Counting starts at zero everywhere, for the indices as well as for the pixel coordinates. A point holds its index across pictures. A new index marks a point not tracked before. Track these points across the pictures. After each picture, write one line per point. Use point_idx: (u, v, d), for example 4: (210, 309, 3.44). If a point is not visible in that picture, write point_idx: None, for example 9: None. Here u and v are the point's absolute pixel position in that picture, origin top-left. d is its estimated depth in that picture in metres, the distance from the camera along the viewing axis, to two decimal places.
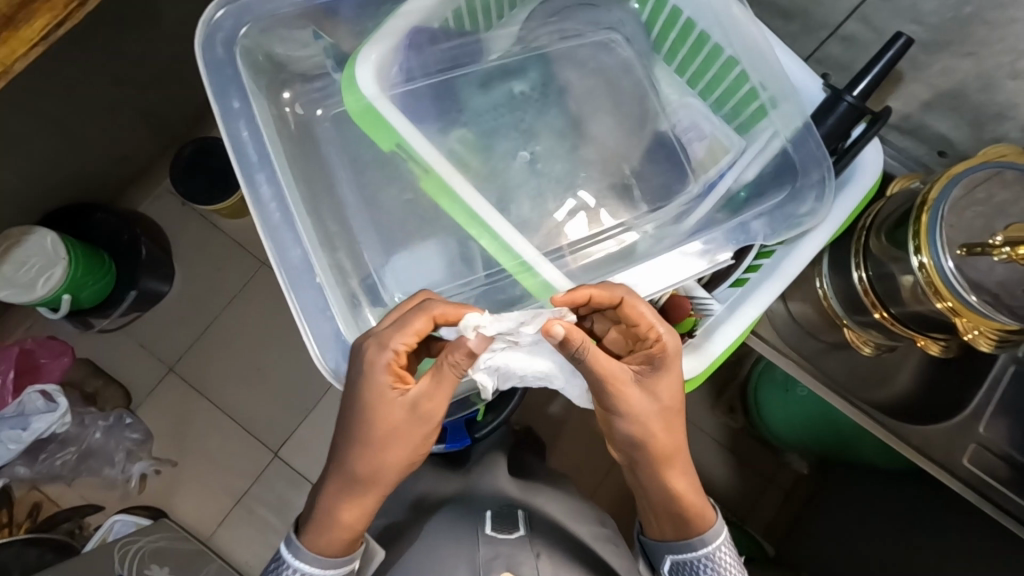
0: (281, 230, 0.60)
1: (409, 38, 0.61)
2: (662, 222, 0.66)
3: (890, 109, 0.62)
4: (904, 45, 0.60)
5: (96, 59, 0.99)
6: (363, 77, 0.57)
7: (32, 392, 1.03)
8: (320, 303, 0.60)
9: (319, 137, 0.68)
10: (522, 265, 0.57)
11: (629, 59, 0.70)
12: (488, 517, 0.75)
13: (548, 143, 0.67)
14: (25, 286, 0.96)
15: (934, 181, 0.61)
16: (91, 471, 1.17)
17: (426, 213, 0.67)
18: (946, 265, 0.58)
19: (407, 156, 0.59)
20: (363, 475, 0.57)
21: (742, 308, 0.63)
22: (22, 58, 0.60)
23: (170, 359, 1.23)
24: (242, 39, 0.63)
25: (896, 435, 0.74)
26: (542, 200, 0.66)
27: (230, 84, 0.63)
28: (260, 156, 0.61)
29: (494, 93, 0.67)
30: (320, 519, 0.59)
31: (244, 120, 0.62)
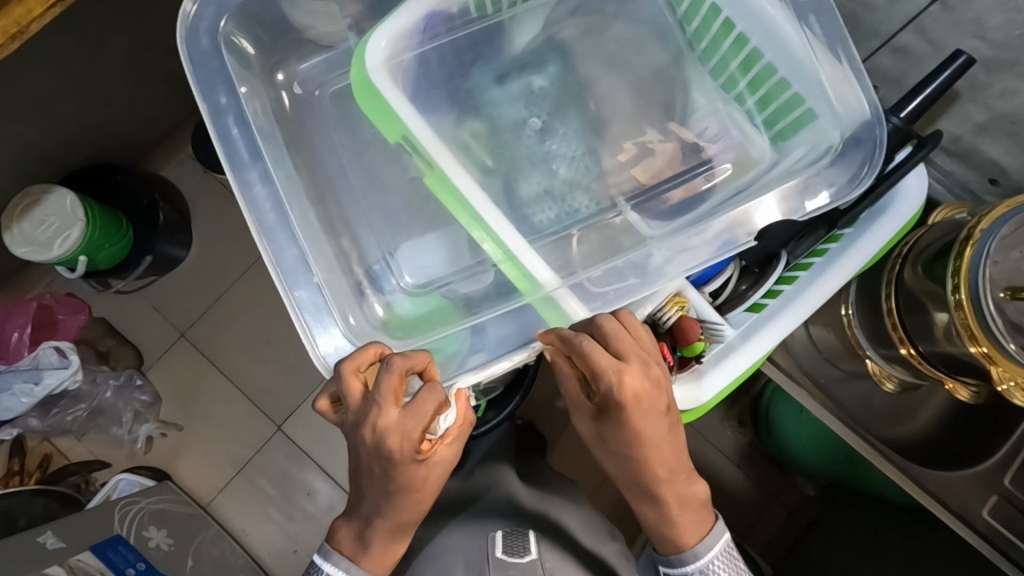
0: (275, 230, 0.59)
1: (424, 20, 0.59)
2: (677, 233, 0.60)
3: (940, 134, 0.58)
4: (963, 64, 0.56)
5: (122, 20, 0.98)
6: (372, 58, 0.55)
7: (46, 348, 1.05)
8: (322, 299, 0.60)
9: (314, 117, 0.67)
10: (507, 254, 0.55)
11: (661, 58, 0.65)
12: (499, 537, 0.71)
13: (569, 142, 0.64)
14: (42, 244, 0.96)
15: (982, 215, 0.57)
16: (100, 429, 1.20)
17: (430, 195, 0.65)
18: (986, 306, 0.54)
19: (412, 149, 0.56)
20: (398, 519, 0.55)
21: (755, 338, 0.61)
22: (38, 19, 0.60)
23: (182, 325, 1.24)
24: (224, 31, 0.61)
25: (910, 478, 0.71)
26: (563, 203, 0.63)
27: (217, 77, 0.61)
28: (251, 153, 0.60)
29: (512, 89, 0.64)
30: (374, 552, 0.57)
31: (233, 116, 0.61)
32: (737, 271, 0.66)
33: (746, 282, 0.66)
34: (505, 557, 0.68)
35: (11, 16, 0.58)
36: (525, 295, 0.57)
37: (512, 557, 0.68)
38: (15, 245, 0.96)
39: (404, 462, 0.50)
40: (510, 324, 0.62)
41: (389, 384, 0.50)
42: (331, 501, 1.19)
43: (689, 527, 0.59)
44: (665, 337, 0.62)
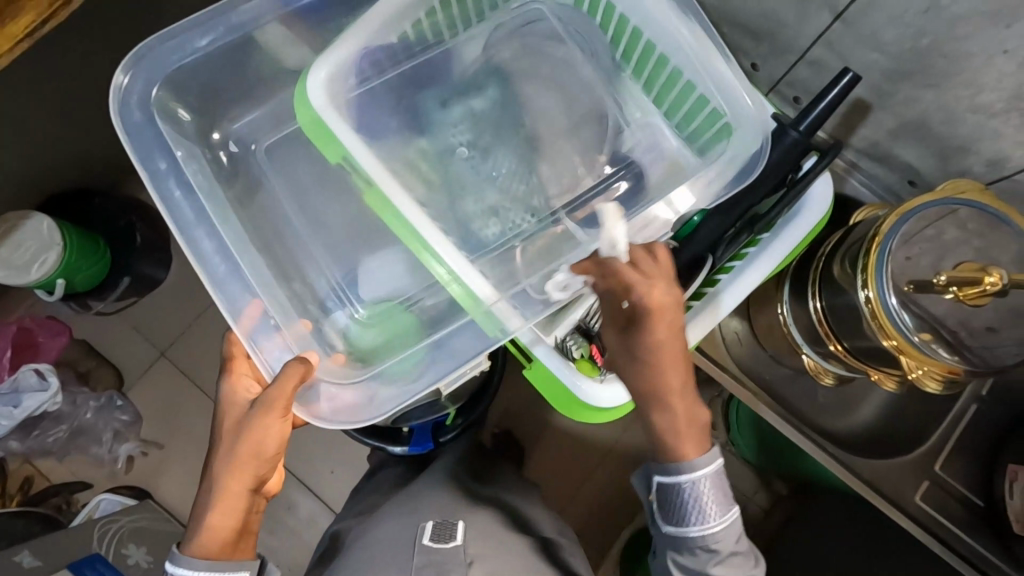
0: (228, 282, 0.61)
1: (364, 54, 0.62)
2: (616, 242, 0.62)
3: (839, 145, 0.64)
4: (849, 82, 0.60)
5: (99, 51, 1.03)
6: (313, 85, 0.57)
7: (25, 370, 1.07)
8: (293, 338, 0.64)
9: (253, 172, 0.73)
10: (453, 276, 0.58)
11: (594, 79, 0.69)
12: (427, 527, 0.76)
13: (509, 162, 0.68)
14: (20, 267, 0.98)
15: (885, 217, 0.61)
16: (81, 449, 1.21)
17: (375, 227, 0.71)
18: (890, 301, 0.59)
19: (352, 169, 0.59)
20: (216, 475, 0.58)
21: (679, 336, 0.65)
22: (6, 54, 0.63)
23: (162, 344, 1.26)
24: (156, 108, 0.64)
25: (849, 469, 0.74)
26: (507, 218, 0.66)
27: (154, 145, 0.63)
28: (197, 214, 0.62)
29: (454, 112, 0.68)
30: (199, 519, 0.59)
31: (173, 179, 0.62)
32: None
33: None
34: (431, 544, 0.73)
35: None
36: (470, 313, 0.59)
37: (438, 544, 0.73)
38: None
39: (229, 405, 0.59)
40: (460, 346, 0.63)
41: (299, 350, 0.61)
42: (313, 515, 1.21)
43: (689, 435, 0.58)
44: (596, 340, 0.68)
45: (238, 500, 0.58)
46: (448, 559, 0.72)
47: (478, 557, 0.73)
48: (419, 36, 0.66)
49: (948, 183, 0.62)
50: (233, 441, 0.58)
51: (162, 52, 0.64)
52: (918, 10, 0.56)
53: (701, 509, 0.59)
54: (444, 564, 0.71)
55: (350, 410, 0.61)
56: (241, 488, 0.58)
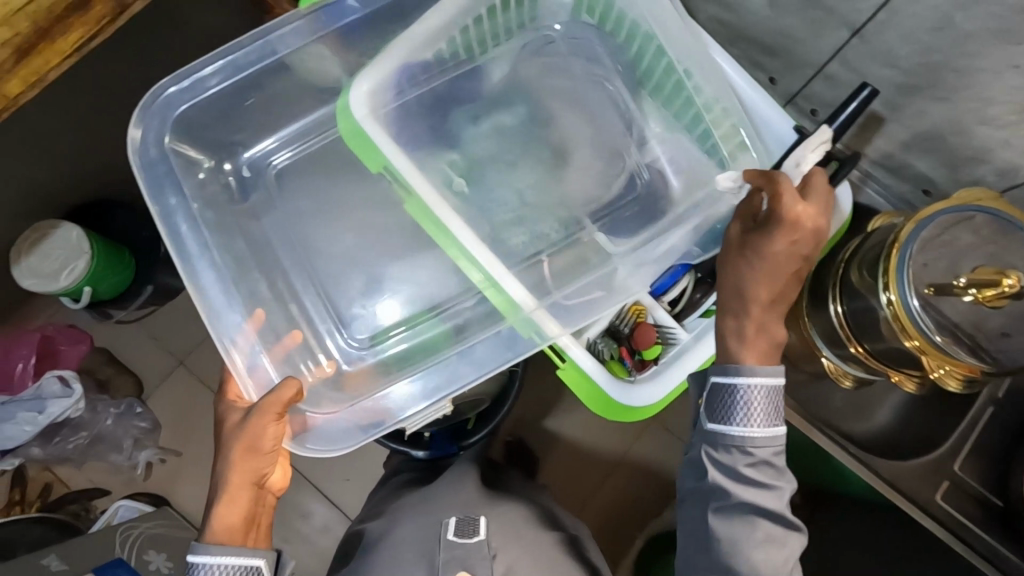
0: (224, 310, 0.69)
1: (401, 70, 0.65)
2: (636, 250, 0.66)
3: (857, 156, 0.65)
4: (867, 97, 0.63)
5: (125, 66, 1.05)
6: (354, 96, 0.60)
7: (49, 377, 1.08)
8: (278, 359, 0.71)
9: (258, 200, 0.80)
10: (489, 280, 0.61)
11: (617, 95, 0.71)
12: (451, 522, 0.77)
13: (537, 174, 0.70)
14: (48, 276, 1.00)
15: (904, 224, 0.64)
16: (100, 456, 1.22)
17: (360, 258, 0.79)
18: (911, 303, 0.61)
19: (395, 179, 0.63)
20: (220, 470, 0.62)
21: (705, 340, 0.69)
22: (55, 68, 0.66)
23: (179, 352, 1.27)
24: (168, 147, 0.72)
25: (867, 467, 0.78)
26: (534, 228, 0.68)
27: (163, 180, 0.71)
28: (199, 247, 0.69)
29: (483, 128, 0.71)
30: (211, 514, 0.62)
31: (181, 215, 0.70)
32: (692, 282, 0.72)
33: (699, 290, 0.72)
34: (456, 539, 0.75)
35: (32, 66, 0.65)
36: (507, 318, 0.62)
37: (461, 539, 0.75)
38: (22, 277, 1.00)
39: (227, 412, 0.63)
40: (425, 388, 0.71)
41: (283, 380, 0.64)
42: (327, 522, 1.22)
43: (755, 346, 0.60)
44: (626, 342, 0.72)
45: (240, 491, 0.61)
46: (471, 554, 0.73)
47: (500, 550, 0.76)
48: (456, 53, 0.69)
49: (964, 191, 0.64)
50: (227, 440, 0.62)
51: (173, 95, 0.71)
52: (929, 28, 0.59)
53: (749, 407, 0.59)
54: (468, 559, 0.73)
55: (329, 436, 0.68)
56: (242, 481, 0.61)
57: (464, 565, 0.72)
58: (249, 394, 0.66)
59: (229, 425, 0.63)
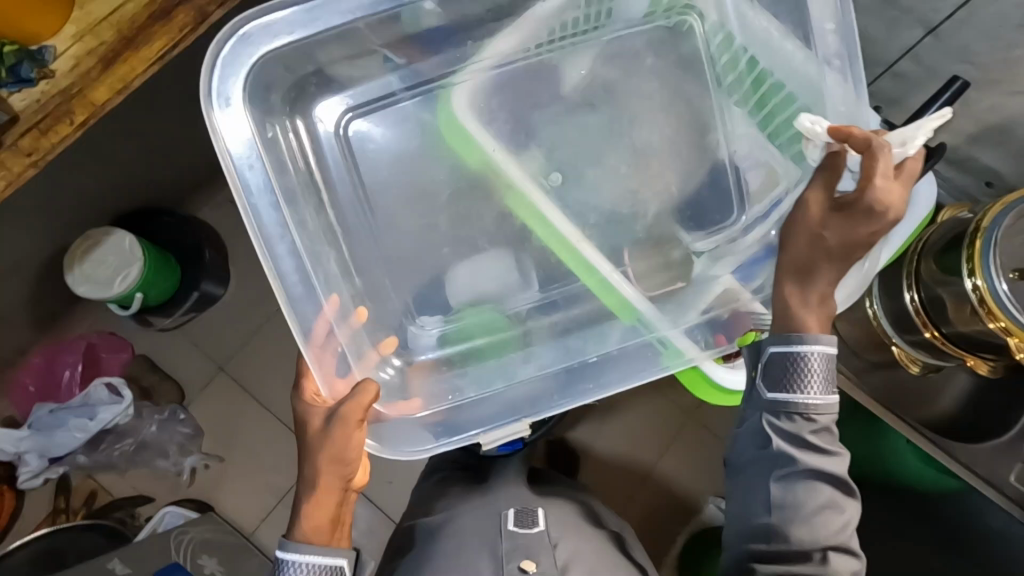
0: (303, 302, 0.64)
1: (497, 77, 0.74)
2: (719, 243, 0.74)
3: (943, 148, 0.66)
4: (960, 87, 0.62)
5: (180, 76, 1.07)
6: (456, 95, 0.73)
7: (97, 385, 1.10)
8: (349, 340, 0.68)
9: (320, 166, 0.73)
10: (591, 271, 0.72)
11: (692, 95, 0.75)
12: (509, 513, 0.80)
13: (616, 168, 0.75)
14: (103, 282, 1.01)
15: (987, 209, 0.67)
16: (146, 462, 1.22)
17: (428, 252, 0.76)
18: (999, 287, 0.64)
19: (492, 171, 0.74)
20: (309, 472, 0.62)
21: None
22: (140, 75, 0.68)
23: (221, 358, 1.28)
24: (247, 117, 0.64)
25: (943, 451, 0.79)
26: (615, 223, 0.75)
27: (240, 144, 0.63)
28: (280, 228, 0.63)
29: (566, 127, 0.75)
30: (302, 513, 0.62)
31: (263, 191, 0.63)
32: None
33: None
34: (516, 529, 0.77)
35: (116, 75, 0.67)
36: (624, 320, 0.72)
37: (522, 530, 0.77)
38: (77, 284, 1.01)
39: (310, 414, 0.62)
40: (493, 410, 0.69)
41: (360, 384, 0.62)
42: (371, 523, 1.22)
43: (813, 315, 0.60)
44: (721, 330, 0.69)
45: (330, 492, 0.62)
46: (533, 544, 0.75)
47: (561, 540, 0.77)
48: (542, 51, 0.73)
49: None
50: (314, 443, 0.61)
51: (251, 48, 0.62)
52: (1013, 24, 0.62)
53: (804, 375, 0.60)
54: (530, 548, 0.75)
55: (397, 441, 0.67)
56: (332, 483, 0.61)
57: (528, 554, 0.74)
58: (327, 392, 0.64)
59: (312, 430, 0.62)
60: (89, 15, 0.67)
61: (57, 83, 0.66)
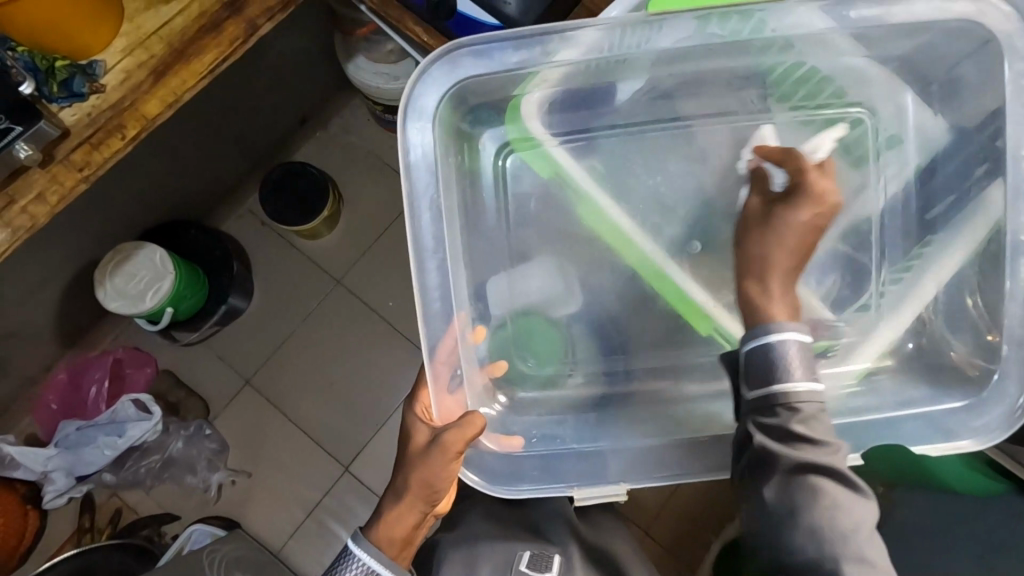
0: (436, 320, 0.67)
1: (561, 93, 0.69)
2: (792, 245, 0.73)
3: None
4: None
5: (213, 89, 1.06)
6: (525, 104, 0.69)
7: (125, 401, 1.08)
8: (469, 369, 0.72)
9: (481, 178, 0.73)
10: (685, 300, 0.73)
11: (751, 101, 0.71)
12: (524, 554, 0.77)
13: (671, 173, 0.74)
14: (134, 297, 1.01)
15: None
16: (172, 479, 1.20)
17: (501, 247, 0.75)
18: None
19: (563, 183, 0.73)
20: (401, 481, 0.67)
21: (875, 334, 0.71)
22: (190, 89, 0.67)
23: (247, 372, 1.26)
24: (434, 145, 0.66)
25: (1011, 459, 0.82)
26: (672, 229, 0.74)
27: (421, 167, 0.65)
28: (435, 246, 0.66)
29: (619, 135, 0.73)
30: (385, 517, 0.67)
31: (428, 211, 0.65)
32: None
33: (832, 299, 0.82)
34: (527, 571, 0.76)
35: (168, 87, 0.66)
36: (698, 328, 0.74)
37: (535, 574, 0.75)
38: (107, 299, 1.00)
39: (416, 428, 0.67)
40: (585, 468, 0.70)
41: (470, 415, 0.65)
42: None
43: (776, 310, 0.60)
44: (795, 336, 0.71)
45: (414, 505, 0.66)
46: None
47: None
48: (593, 78, 0.67)
49: None
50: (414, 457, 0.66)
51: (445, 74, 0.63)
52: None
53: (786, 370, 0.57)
54: None
55: (499, 476, 0.70)
56: (421, 498, 0.66)
57: None
58: (437, 413, 0.68)
59: (416, 446, 0.67)
60: (139, 28, 0.67)
61: (108, 98, 0.65)
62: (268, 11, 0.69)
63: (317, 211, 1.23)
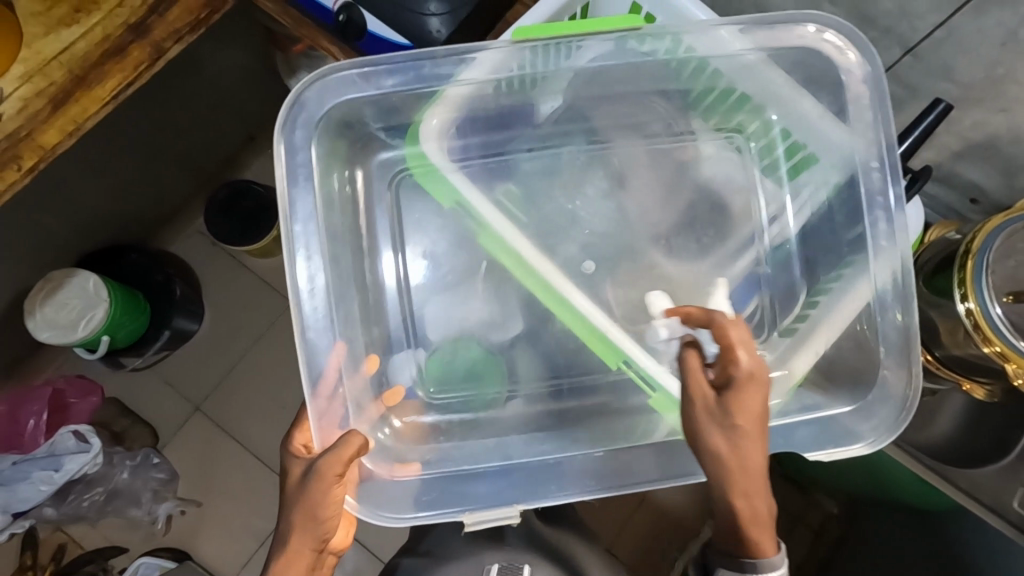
0: (318, 337, 0.65)
1: (465, 117, 0.69)
2: (714, 266, 0.73)
3: (931, 170, 0.66)
4: (943, 110, 0.63)
5: (150, 111, 1.03)
6: (429, 118, 0.67)
7: (63, 433, 1.04)
8: (354, 393, 0.68)
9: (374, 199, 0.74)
10: (596, 335, 0.67)
11: (669, 118, 0.73)
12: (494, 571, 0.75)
13: (595, 193, 0.74)
14: (66, 326, 0.97)
15: (976, 232, 0.66)
16: (117, 512, 1.16)
17: (445, 271, 0.75)
18: (992, 310, 0.63)
19: (465, 214, 0.72)
20: (280, 533, 0.61)
21: (794, 356, 0.68)
22: (92, 116, 0.65)
23: (196, 398, 1.23)
24: (315, 159, 0.66)
25: (944, 478, 0.77)
26: (596, 250, 0.74)
27: (299, 172, 0.65)
28: (313, 257, 0.65)
29: (539, 158, 0.74)
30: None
31: (302, 216, 0.64)
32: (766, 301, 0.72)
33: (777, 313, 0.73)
34: None
35: (69, 114, 0.64)
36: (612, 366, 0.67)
37: None
38: (39, 329, 0.97)
39: (290, 465, 0.61)
40: (503, 480, 0.67)
41: (341, 439, 0.59)
42: (359, 565, 1.15)
43: (764, 534, 0.57)
44: None
45: (296, 557, 0.60)
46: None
47: None
48: (510, 93, 0.68)
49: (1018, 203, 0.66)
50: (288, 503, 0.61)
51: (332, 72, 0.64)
52: (994, 43, 0.60)
53: None
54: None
55: (391, 502, 0.65)
56: (303, 547, 0.60)
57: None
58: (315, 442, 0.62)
59: (294, 481, 0.61)
60: (38, 53, 0.64)
61: (4, 127, 0.63)
62: (175, 33, 0.67)
63: (265, 228, 1.19)
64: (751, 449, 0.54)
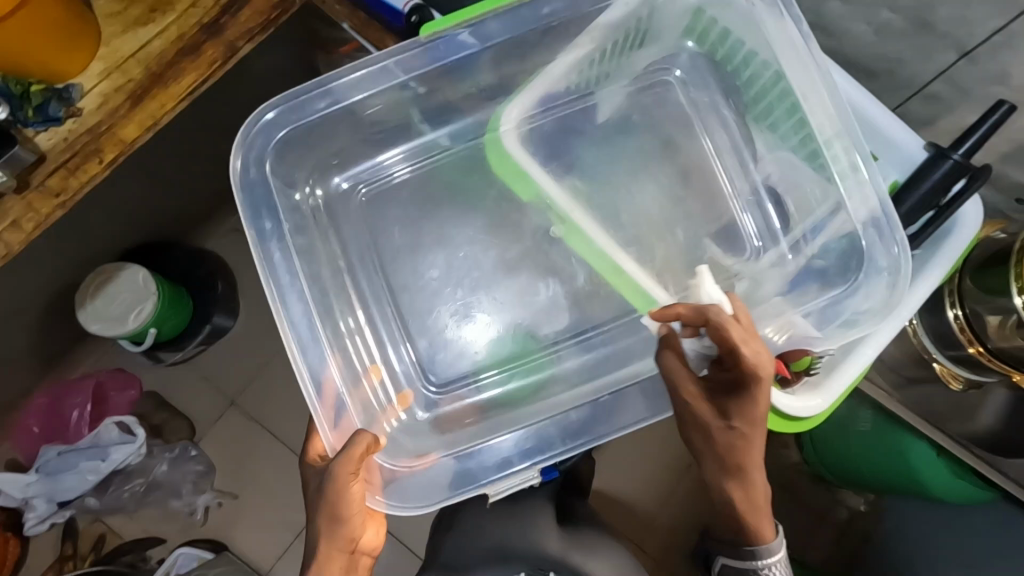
0: (309, 346, 0.65)
1: (541, 104, 0.77)
2: (770, 261, 0.77)
3: (991, 168, 0.63)
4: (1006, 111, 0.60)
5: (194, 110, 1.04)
6: (510, 110, 0.76)
7: (108, 424, 1.08)
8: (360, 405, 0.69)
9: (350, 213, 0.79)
10: (616, 272, 0.73)
11: (727, 120, 0.79)
12: None
13: (654, 188, 0.79)
14: (117, 319, 0.99)
15: None
16: (156, 503, 1.18)
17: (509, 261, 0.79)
18: None
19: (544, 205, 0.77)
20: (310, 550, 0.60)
21: (859, 347, 0.68)
22: (169, 112, 0.67)
23: (232, 392, 1.24)
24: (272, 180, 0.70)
25: (994, 468, 0.79)
26: (653, 245, 0.77)
27: (263, 203, 0.68)
28: (293, 277, 0.67)
29: (603, 153, 0.80)
30: None
31: (276, 242, 0.67)
32: None
33: None
34: None
35: (148, 110, 0.66)
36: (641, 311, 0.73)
37: None
38: (87, 322, 0.99)
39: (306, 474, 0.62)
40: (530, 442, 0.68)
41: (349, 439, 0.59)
42: None
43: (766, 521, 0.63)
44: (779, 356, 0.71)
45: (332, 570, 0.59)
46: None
47: None
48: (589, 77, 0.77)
49: None
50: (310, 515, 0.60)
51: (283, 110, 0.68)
52: None
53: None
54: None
55: (418, 489, 0.65)
56: (334, 557, 0.59)
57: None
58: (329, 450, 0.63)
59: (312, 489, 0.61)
60: (115, 51, 0.67)
61: (84, 122, 0.65)
62: (247, 33, 0.68)
63: None
64: (752, 439, 0.58)
